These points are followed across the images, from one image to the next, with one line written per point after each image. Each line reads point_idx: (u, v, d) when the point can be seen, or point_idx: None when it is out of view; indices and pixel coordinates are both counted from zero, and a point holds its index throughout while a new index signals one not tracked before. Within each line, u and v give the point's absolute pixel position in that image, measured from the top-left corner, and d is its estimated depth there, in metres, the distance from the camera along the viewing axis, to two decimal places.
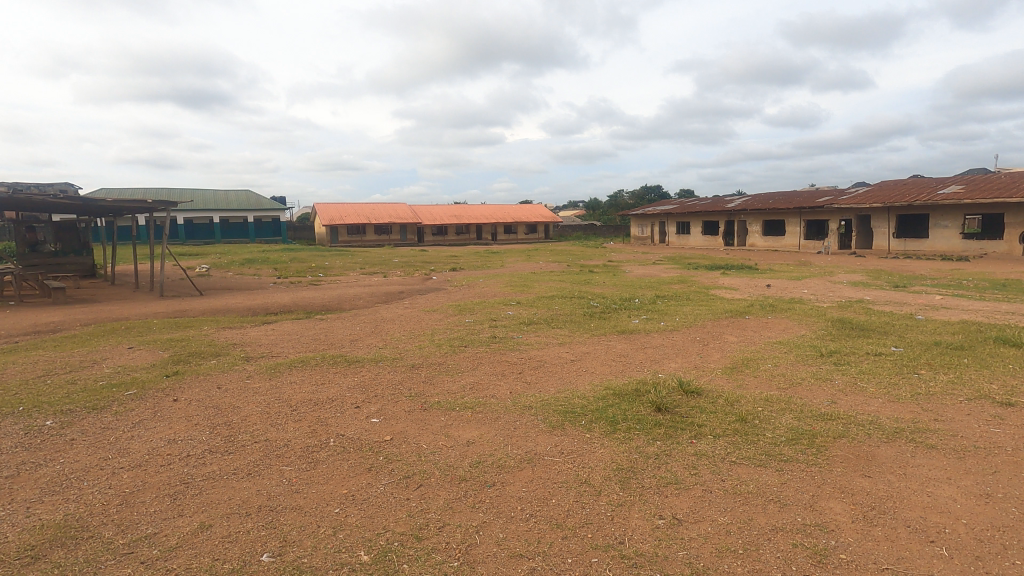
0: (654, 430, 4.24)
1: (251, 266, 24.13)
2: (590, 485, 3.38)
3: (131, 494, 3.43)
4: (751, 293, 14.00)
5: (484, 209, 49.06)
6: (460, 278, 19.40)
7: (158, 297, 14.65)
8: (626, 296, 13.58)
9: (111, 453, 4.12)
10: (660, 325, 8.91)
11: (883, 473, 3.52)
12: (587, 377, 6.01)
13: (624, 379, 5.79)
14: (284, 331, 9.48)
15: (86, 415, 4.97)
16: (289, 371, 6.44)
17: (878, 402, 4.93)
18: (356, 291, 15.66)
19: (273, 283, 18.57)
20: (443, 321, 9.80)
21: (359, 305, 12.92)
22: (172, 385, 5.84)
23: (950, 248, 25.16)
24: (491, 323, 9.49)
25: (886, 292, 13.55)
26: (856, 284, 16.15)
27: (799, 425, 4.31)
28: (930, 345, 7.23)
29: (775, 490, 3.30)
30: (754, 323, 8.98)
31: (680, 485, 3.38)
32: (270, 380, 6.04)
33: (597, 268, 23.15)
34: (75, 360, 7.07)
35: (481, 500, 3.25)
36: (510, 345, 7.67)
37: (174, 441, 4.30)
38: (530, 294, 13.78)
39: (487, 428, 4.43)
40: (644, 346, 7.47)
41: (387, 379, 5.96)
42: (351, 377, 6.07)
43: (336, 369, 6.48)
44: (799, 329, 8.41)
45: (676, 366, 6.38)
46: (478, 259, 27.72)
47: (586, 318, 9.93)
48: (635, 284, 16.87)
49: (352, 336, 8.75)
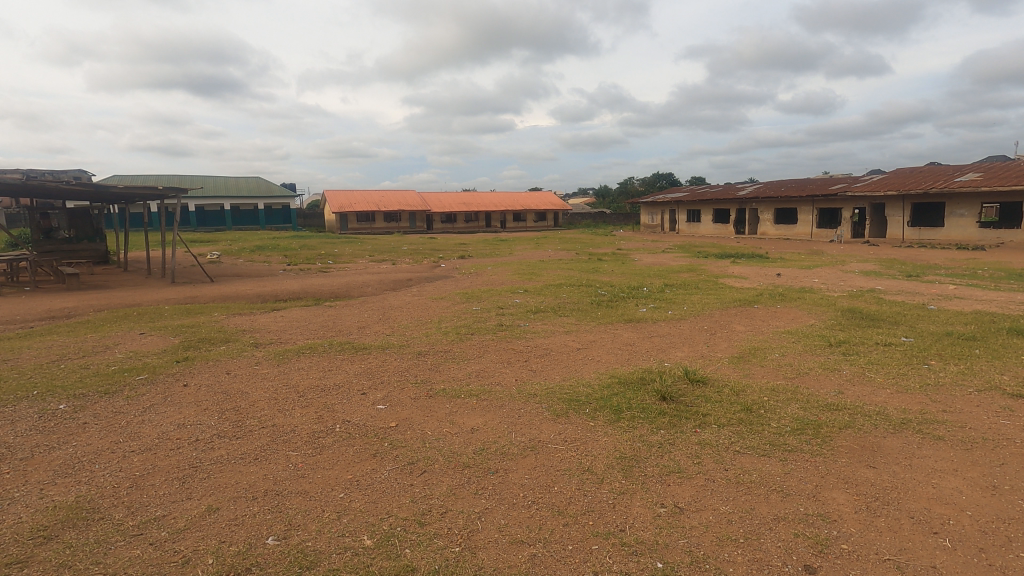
0: (658, 419, 4.25)
1: (262, 253, 24.30)
2: (593, 473, 3.40)
3: (141, 477, 3.50)
4: (761, 282, 13.89)
5: (493, 196, 48.89)
6: (469, 265, 19.41)
7: (170, 283, 14.80)
8: (634, 285, 13.55)
9: (122, 436, 4.20)
10: (668, 314, 8.90)
11: (888, 464, 3.50)
12: (593, 365, 6.00)
13: (629, 368, 5.78)
14: (293, 318, 9.57)
15: (99, 398, 5.07)
16: (297, 357, 6.51)
17: (886, 392, 4.89)
18: (364, 278, 15.73)
19: (283, 270, 18.73)
20: (451, 309, 9.84)
21: (367, 292, 12.97)
22: (182, 371, 5.93)
23: (965, 237, 24.78)
24: (498, 311, 9.50)
25: (898, 282, 13.37)
26: (867, 272, 15.99)
27: (806, 415, 4.29)
28: (941, 335, 7.14)
29: (778, 480, 3.30)
30: (763, 312, 8.90)
31: (683, 475, 3.38)
32: (278, 366, 6.12)
33: (606, 256, 23.09)
34: (88, 346, 7.18)
35: (484, 487, 3.27)
36: (516, 333, 7.69)
37: (184, 426, 4.37)
38: (538, 282, 13.77)
39: (492, 415, 4.46)
40: (651, 334, 7.45)
41: (393, 366, 6.00)
42: (357, 364, 6.12)
43: (343, 356, 6.54)
44: (808, 318, 8.32)
45: (682, 355, 6.36)
46: (487, 247, 27.75)
47: (593, 306, 9.93)
48: (644, 272, 16.79)
49: (360, 323, 8.80)
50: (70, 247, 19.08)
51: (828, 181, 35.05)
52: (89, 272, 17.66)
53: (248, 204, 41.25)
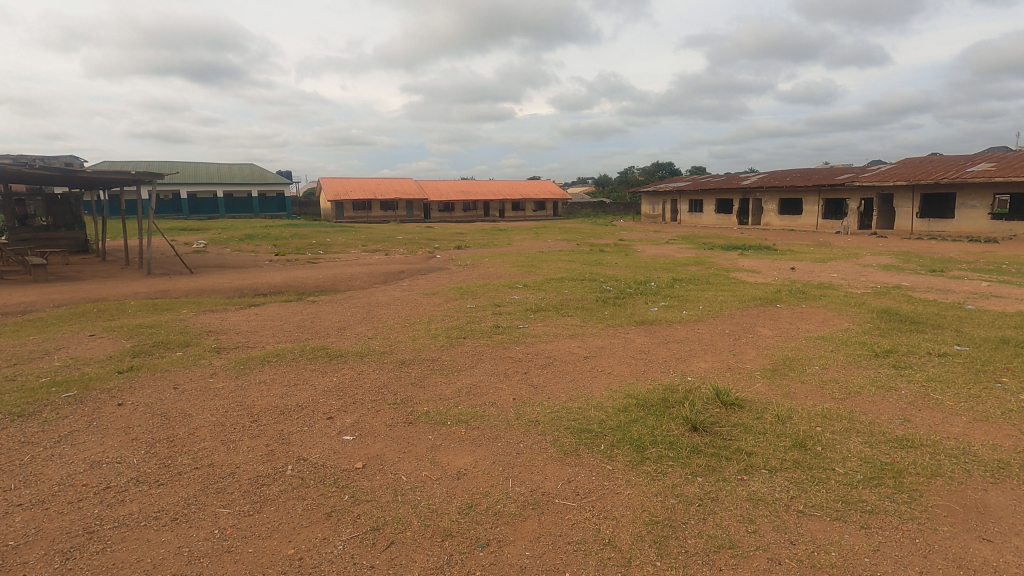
0: (692, 460, 3.39)
1: (251, 243, 23.37)
2: (617, 551, 2.54)
3: (12, 552, 2.61)
4: (777, 277, 12.99)
5: (491, 184, 47.83)
6: (465, 256, 18.53)
7: (145, 275, 13.86)
8: (641, 278, 12.69)
9: (15, 481, 3.31)
10: (683, 314, 8.03)
11: (1006, 536, 2.63)
12: (603, 381, 5.14)
13: (647, 385, 4.91)
14: (269, 316, 8.69)
15: (8, 424, 4.17)
16: (260, 367, 5.62)
17: (963, 421, 4.02)
18: (354, 270, 14.81)
19: (269, 260, 17.80)
20: (443, 307, 8.95)
21: (355, 286, 12.07)
22: (121, 385, 5.03)
23: (977, 229, 23.91)
24: (494, 309, 8.61)
25: (925, 278, 12.48)
26: (887, 267, 15.12)
27: (876, 456, 3.43)
28: (998, 342, 6.26)
29: (867, 564, 2.44)
30: (789, 313, 8.02)
31: (737, 552, 2.52)
32: (236, 379, 5.23)
33: (607, 247, 22.20)
34: (25, 350, 6.28)
35: (468, 572, 2.42)
36: (514, 337, 6.79)
37: (98, 466, 3.49)
38: (538, 276, 12.88)
39: (483, 452, 3.61)
40: (667, 340, 6.57)
41: (370, 381, 5.11)
42: (329, 377, 5.23)
43: (313, 366, 5.64)
44: (841, 321, 7.43)
45: (707, 367, 5.48)
46: (484, 236, 26.82)
47: (599, 304, 9.03)
48: (649, 265, 15.90)
49: (340, 323, 7.90)
50: (46, 235, 18.21)
51: (835, 170, 34.08)
52: (65, 261, 16.70)
53: (241, 191, 40.17)
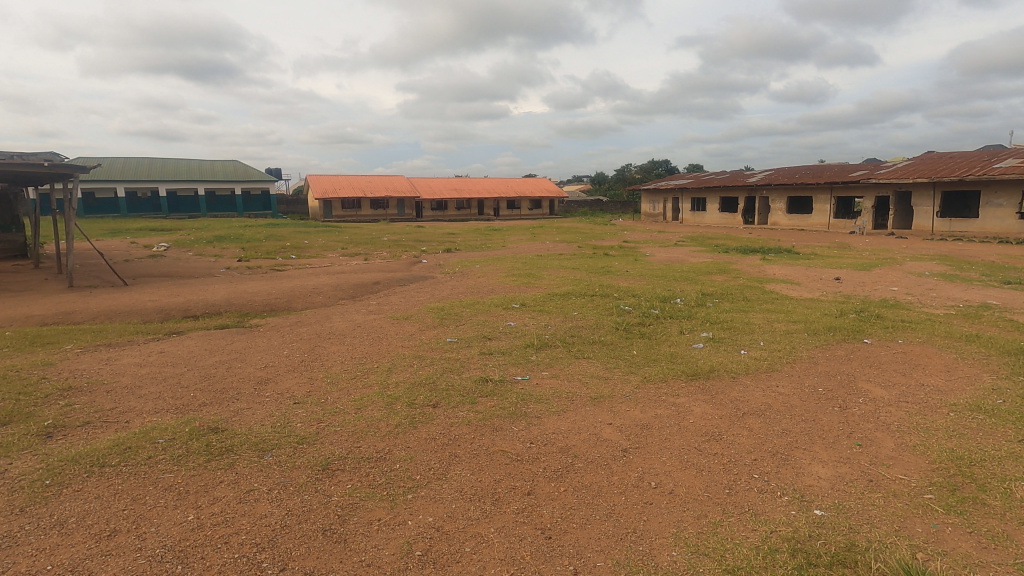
0: None
1: (218, 245, 21.00)
2: None
3: None
4: (823, 290, 10.84)
5: (485, 181, 45.49)
6: (454, 262, 16.19)
7: (66, 287, 11.59)
8: (663, 293, 10.46)
9: None
10: (742, 356, 5.83)
11: None
12: (669, 524, 2.88)
13: (757, 545, 2.65)
14: (177, 355, 6.40)
15: None
16: (77, 484, 3.27)
17: None
18: (319, 281, 12.48)
19: (226, 267, 15.50)
20: (413, 341, 6.69)
21: (315, 305, 9.74)
22: None
23: (1003, 229, 21.69)
24: (481, 346, 6.34)
25: (1006, 292, 10.28)
26: (942, 276, 13.02)
27: None
28: None
29: None
30: (889, 356, 5.76)
31: None
32: (9, 521, 2.90)
33: (612, 250, 20.02)
34: None
35: None
36: (510, 406, 4.48)
37: None
38: (538, 289, 10.67)
39: None
40: (744, 413, 4.29)
41: (252, 525, 2.84)
42: (181, 515, 2.93)
43: (170, 479, 3.33)
44: (975, 372, 5.19)
45: (836, 486, 3.23)
46: (477, 238, 24.56)
47: (623, 337, 6.79)
48: (666, 273, 13.63)
49: (264, 372, 5.59)
50: None
51: (851, 167, 31.98)
52: None
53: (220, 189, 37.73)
